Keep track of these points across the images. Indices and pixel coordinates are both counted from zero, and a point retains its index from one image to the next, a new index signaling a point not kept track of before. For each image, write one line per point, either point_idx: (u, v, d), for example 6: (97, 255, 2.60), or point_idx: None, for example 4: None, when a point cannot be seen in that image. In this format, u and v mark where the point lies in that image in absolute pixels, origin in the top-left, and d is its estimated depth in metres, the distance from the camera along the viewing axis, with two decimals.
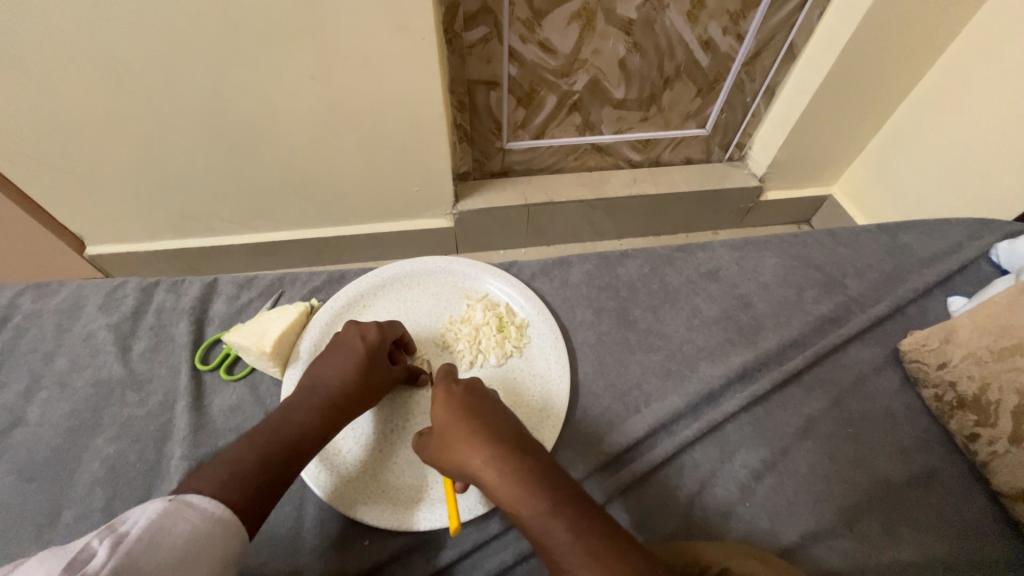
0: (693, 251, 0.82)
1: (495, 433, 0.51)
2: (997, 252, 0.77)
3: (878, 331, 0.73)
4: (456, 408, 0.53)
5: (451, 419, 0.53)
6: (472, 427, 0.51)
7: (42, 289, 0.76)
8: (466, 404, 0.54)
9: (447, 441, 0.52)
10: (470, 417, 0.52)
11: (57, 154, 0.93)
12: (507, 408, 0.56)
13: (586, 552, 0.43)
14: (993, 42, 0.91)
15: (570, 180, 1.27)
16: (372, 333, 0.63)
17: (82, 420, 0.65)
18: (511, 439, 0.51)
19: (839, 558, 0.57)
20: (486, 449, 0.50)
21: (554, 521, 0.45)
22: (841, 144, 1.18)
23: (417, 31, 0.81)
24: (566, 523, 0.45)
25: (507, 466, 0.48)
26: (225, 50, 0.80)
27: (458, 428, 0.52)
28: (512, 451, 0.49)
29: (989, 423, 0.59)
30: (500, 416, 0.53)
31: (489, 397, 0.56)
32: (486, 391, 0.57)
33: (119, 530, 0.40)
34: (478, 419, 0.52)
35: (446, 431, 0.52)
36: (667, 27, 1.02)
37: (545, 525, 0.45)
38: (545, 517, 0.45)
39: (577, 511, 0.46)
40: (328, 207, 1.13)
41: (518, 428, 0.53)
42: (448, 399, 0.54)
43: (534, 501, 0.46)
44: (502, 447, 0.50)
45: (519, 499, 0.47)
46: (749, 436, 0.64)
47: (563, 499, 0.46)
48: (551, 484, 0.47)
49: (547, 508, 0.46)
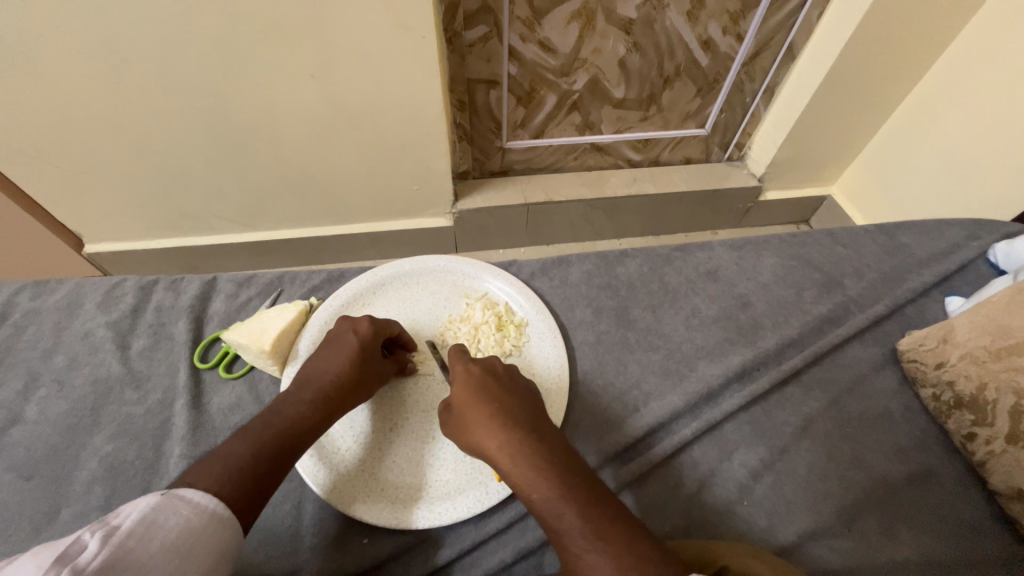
0: (692, 251, 0.82)
1: (513, 417, 0.52)
2: (994, 253, 0.77)
3: (877, 331, 0.73)
4: (475, 390, 0.54)
5: (469, 400, 0.54)
6: (490, 410, 0.52)
7: (41, 287, 0.76)
8: (487, 386, 0.55)
9: (465, 421, 0.53)
10: (488, 399, 0.53)
11: (55, 153, 0.93)
12: (526, 391, 0.57)
13: (595, 537, 0.44)
14: (993, 42, 0.91)
15: (569, 180, 1.27)
16: (365, 327, 0.62)
17: (80, 418, 0.65)
18: (528, 422, 0.52)
19: (837, 557, 0.57)
20: (503, 432, 0.51)
21: (565, 506, 0.46)
22: (841, 144, 1.18)
23: (417, 30, 0.81)
24: (577, 507, 0.46)
25: (523, 450, 0.49)
26: (225, 49, 0.80)
27: (476, 409, 0.53)
28: (528, 435, 0.50)
29: (986, 422, 0.59)
30: (520, 400, 0.54)
31: (507, 379, 0.57)
32: (504, 373, 0.58)
33: (112, 523, 0.40)
34: (497, 402, 0.53)
35: (464, 411, 0.53)
36: (667, 26, 1.02)
37: (556, 507, 0.46)
38: (557, 500, 0.46)
39: (588, 497, 0.47)
40: (328, 206, 1.13)
41: (537, 411, 0.54)
42: (467, 380, 0.55)
43: (547, 485, 0.47)
44: (520, 430, 0.51)
45: (532, 482, 0.48)
46: (748, 435, 0.65)
47: (575, 484, 0.47)
48: (565, 469, 0.48)
49: (560, 491, 0.47)
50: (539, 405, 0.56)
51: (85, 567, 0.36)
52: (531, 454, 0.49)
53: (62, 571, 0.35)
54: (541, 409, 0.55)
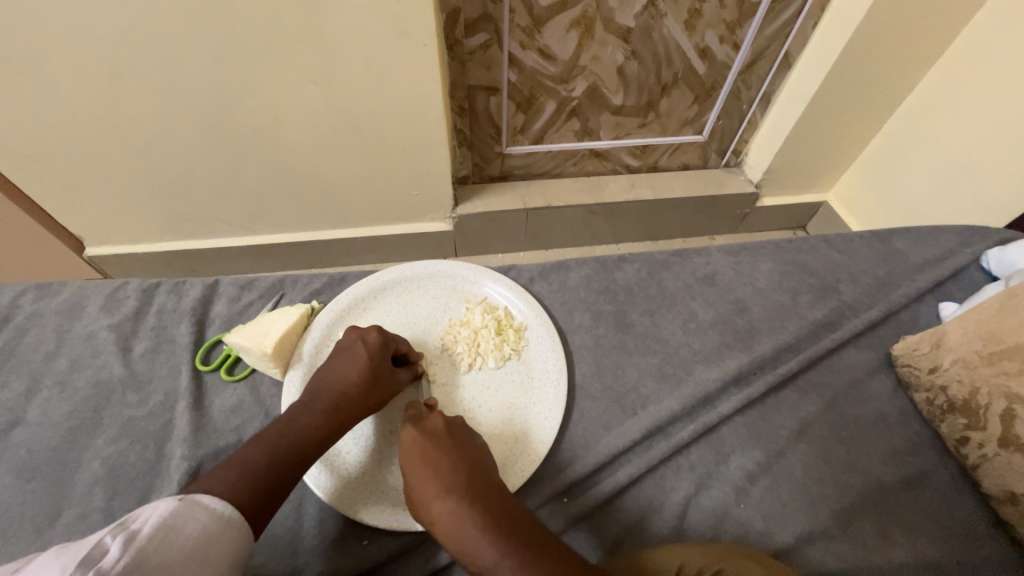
0: (689, 257, 0.83)
1: (446, 484, 0.51)
2: (987, 259, 0.78)
3: (872, 336, 0.74)
4: (414, 459, 0.54)
5: (410, 470, 0.54)
6: (429, 479, 0.52)
7: (45, 289, 0.76)
8: (421, 450, 0.54)
9: (410, 489, 0.54)
10: (426, 467, 0.53)
11: (58, 156, 0.93)
12: (470, 446, 0.56)
13: None
14: (985, 52, 0.93)
15: (569, 185, 1.28)
16: (372, 337, 0.64)
17: (83, 420, 0.66)
18: (465, 487, 0.51)
19: (833, 559, 0.57)
20: (440, 503, 0.50)
21: (505, 572, 0.46)
22: (837, 150, 1.19)
23: (419, 37, 0.83)
24: (517, 574, 0.46)
25: (457, 519, 0.49)
26: (228, 55, 0.81)
27: (416, 480, 0.53)
28: (464, 504, 0.50)
29: (979, 426, 0.60)
30: (460, 461, 0.54)
31: (448, 433, 0.56)
32: (445, 427, 0.57)
33: (131, 527, 0.41)
34: (434, 469, 0.52)
35: (408, 480, 0.53)
36: (665, 35, 1.04)
37: (496, 575, 0.46)
38: (496, 567, 0.47)
39: (528, 560, 0.46)
40: (329, 210, 1.14)
41: (477, 469, 0.53)
42: (406, 447, 0.55)
43: (486, 552, 0.47)
44: (452, 498, 0.50)
45: (471, 550, 0.48)
46: (745, 438, 0.65)
47: (513, 547, 0.47)
48: (503, 534, 0.48)
49: (497, 560, 0.47)
50: (483, 461, 0.55)
51: (108, 571, 0.37)
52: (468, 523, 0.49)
53: (85, 574, 0.36)
54: (485, 464, 0.55)
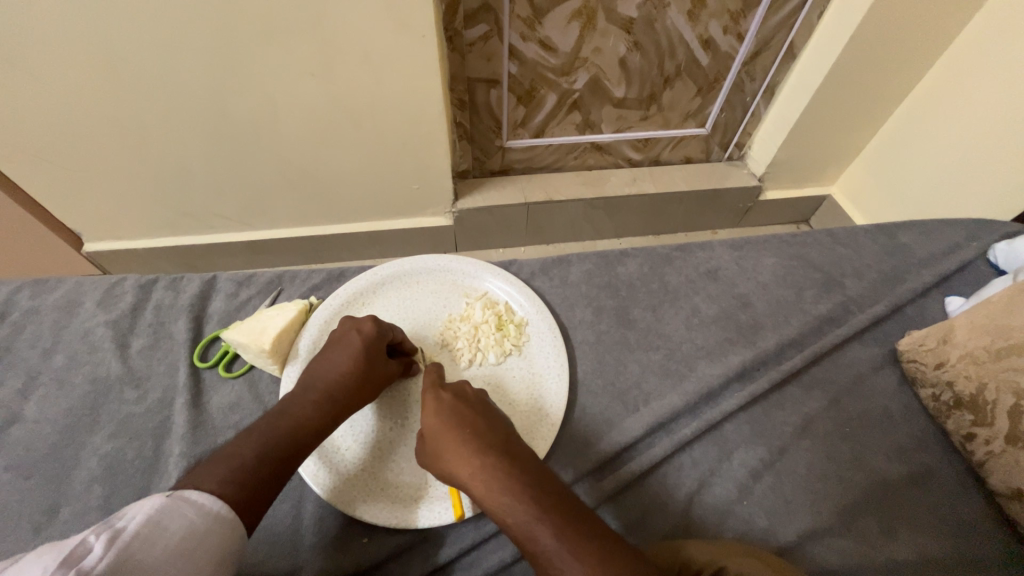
0: (692, 251, 0.82)
1: (483, 440, 0.52)
2: (994, 252, 0.77)
3: (877, 332, 0.73)
4: (448, 418, 0.54)
5: (441, 429, 0.54)
6: (464, 437, 0.53)
7: (41, 285, 0.76)
8: (456, 412, 0.55)
9: (439, 450, 0.54)
10: (460, 428, 0.54)
11: (54, 151, 0.92)
12: (499, 416, 0.57)
13: (573, 556, 0.44)
14: (994, 43, 0.91)
15: (570, 179, 1.27)
16: (367, 327, 0.63)
17: (80, 417, 0.65)
18: (500, 448, 0.52)
19: (837, 557, 0.57)
20: (474, 461, 0.51)
21: (541, 527, 0.46)
22: (842, 143, 1.18)
23: (417, 29, 0.81)
24: (554, 528, 0.46)
25: (495, 474, 0.50)
26: (224, 48, 0.80)
27: (449, 439, 0.53)
28: (501, 460, 0.50)
29: (986, 422, 0.59)
30: (494, 425, 0.55)
31: (478, 401, 0.57)
32: (474, 395, 0.58)
33: (116, 526, 0.40)
34: (469, 429, 0.53)
35: (438, 441, 0.54)
36: (668, 26, 1.02)
37: (531, 529, 0.46)
38: (532, 522, 0.46)
39: (563, 517, 0.46)
40: (328, 205, 1.13)
41: (509, 433, 0.55)
42: (438, 408, 0.56)
43: (522, 507, 0.47)
44: (489, 454, 0.51)
45: (505, 505, 0.48)
46: (748, 435, 0.65)
47: (549, 504, 0.47)
48: (539, 490, 0.48)
49: (533, 511, 0.47)
50: (512, 431, 0.56)
51: (91, 570, 0.36)
52: (505, 479, 0.49)
53: (67, 572, 0.35)
54: (512, 432, 0.55)
